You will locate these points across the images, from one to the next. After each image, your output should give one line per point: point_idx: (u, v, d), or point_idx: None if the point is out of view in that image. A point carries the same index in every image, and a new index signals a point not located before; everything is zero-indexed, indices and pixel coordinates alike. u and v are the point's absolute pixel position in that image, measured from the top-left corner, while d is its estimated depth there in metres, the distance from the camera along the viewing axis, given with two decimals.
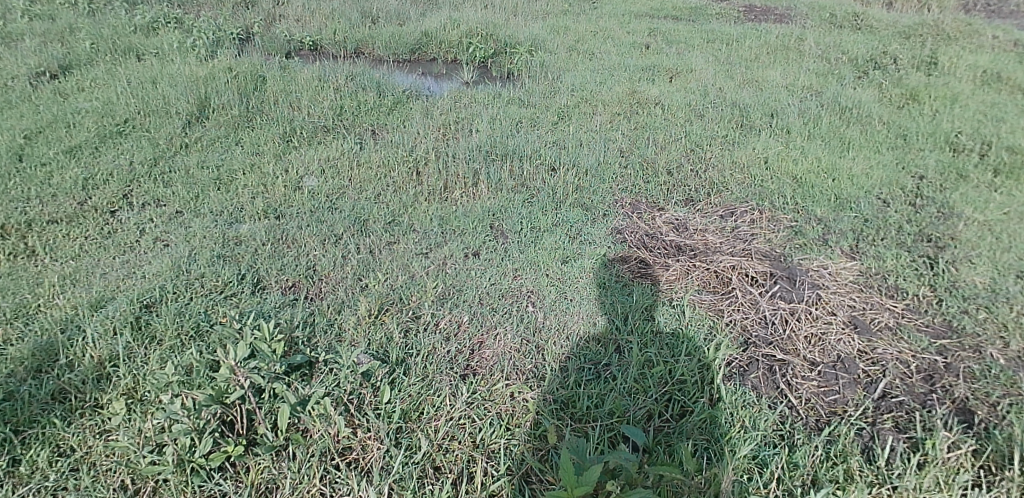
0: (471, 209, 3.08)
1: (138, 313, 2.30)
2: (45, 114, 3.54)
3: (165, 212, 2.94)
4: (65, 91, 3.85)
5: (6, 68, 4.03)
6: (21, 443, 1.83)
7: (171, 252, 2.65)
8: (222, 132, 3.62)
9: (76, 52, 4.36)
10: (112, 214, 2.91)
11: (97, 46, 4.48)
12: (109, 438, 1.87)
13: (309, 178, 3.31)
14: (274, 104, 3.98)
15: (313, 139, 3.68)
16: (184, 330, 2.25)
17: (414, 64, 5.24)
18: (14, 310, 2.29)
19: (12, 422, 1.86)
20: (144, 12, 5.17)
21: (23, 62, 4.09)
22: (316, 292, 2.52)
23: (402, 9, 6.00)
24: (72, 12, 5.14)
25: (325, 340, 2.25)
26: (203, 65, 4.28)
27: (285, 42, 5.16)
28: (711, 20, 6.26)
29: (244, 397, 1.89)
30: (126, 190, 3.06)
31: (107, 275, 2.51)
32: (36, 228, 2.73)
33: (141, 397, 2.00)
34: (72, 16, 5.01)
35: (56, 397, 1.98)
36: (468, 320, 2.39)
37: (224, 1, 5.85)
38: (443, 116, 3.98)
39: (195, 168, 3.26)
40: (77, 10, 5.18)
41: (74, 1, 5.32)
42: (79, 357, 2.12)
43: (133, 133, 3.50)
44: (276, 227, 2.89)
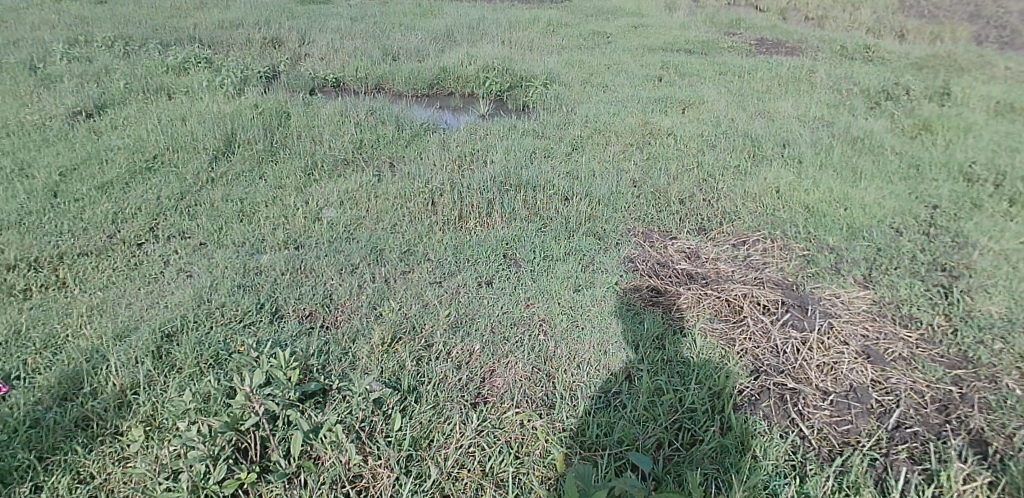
0: (484, 239, 3.11)
1: (159, 342, 2.43)
2: (80, 151, 3.70)
3: (190, 244, 3.04)
4: (99, 129, 4.02)
5: (45, 107, 4.22)
6: (44, 469, 1.93)
7: (194, 283, 2.76)
8: (247, 166, 3.74)
9: (111, 91, 4.56)
10: (139, 246, 3.02)
11: (131, 85, 4.68)
12: (126, 466, 1.97)
13: (328, 209, 3.39)
14: (297, 139, 4.10)
15: (334, 171, 3.78)
16: (203, 358, 2.36)
17: (432, 99, 5.35)
18: (43, 341, 2.40)
19: (36, 449, 1.98)
20: (176, 53, 5.39)
21: (61, 102, 4.28)
22: (331, 321, 2.59)
23: (423, 45, 6.18)
24: (109, 54, 5.37)
25: (339, 369, 2.32)
26: (231, 103, 4.45)
27: (310, 79, 5.31)
28: (723, 54, 6.32)
29: (259, 424, 1.96)
30: (153, 223, 3.18)
31: (132, 306, 2.62)
32: (67, 261, 2.85)
33: (159, 424, 2.12)
34: (108, 58, 5.25)
35: (78, 425, 2.09)
36: (478, 349, 2.41)
37: (253, 42, 6.09)
38: (459, 149, 4.06)
39: (220, 202, 3.37)
40: (112, 52, 5.41)
41: (110, 44, 5.57)
42: (101, 385, 2.23)
43: (162, 169, 3.63)
44: (294, 258, 2.97)
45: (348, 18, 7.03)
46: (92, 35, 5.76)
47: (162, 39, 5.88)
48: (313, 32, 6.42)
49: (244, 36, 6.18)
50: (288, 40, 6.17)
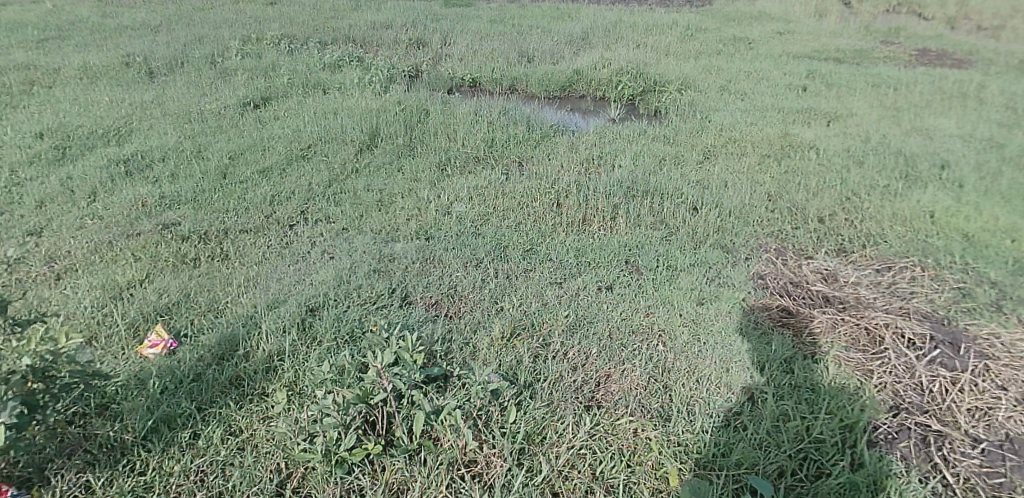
0: (607, 243, 3.11)
1: (304, 316, 2.69)
2: (248, 138, 4.15)
3: (334, 228, 3.32)
4: (264, 119, 4.48)
5: (222, 97, 4.76)
6: (202, 419, 2.26)
7: (336, 264, 3.02)
8: (388, 159, 4.00)
9: (276, 85, 5.06)
10: (291, 227, 3.34)
11: (292, 80, 5.15)
12: (270, 424, 2.25)
13: (458, 204, 3.55)
14: (433, 135, 4.32)
15: (465, 168, 3.94)
16: (341, 334, 2.59)
17: (564, 101, 5.41)
18: (209, 304, 2.76)
19: (197, 401, 2.31)
20: (332, 52, 5.87)
21: (235, 94, 4.81)
22: (454, 311, 2.73)
23: (558, 48, 6.25)
24: (276, 51, 5.95)
25: (460, 357, 2.43)
26: (377, 99, 4.77)
27: (448, 79, 5.56)
28: (878, 63, 5.82)
29: (386, 400, 2.11)
30: (304, 207, 3.50)
31: (282, 280, 2.92)
32: (231, 236, 3.22)
33: (299, 390, 2.37)
34: (274, 55, 5.82)
35: (232, 383, 2.40)
36: (595, 352, 2.43)
37: (399, 43, 6.48)
38: (587, 151, 4.07)
39: (362, 191, 3.64)
40: (279, 50, 5.99)
41: (277, 42, 6.17)
42: (253, 349, 2.53)
43: (314, 158, 3.98)
44: (425, 248, 3.14)
45: (487, 21, 7.26)
46: (263, 34, 6.41)
47: (321, 39, 6.42)
48: (455, 34, 6.71)
49: (391, 37, 6.60)
50: (431, 42, 6.50)
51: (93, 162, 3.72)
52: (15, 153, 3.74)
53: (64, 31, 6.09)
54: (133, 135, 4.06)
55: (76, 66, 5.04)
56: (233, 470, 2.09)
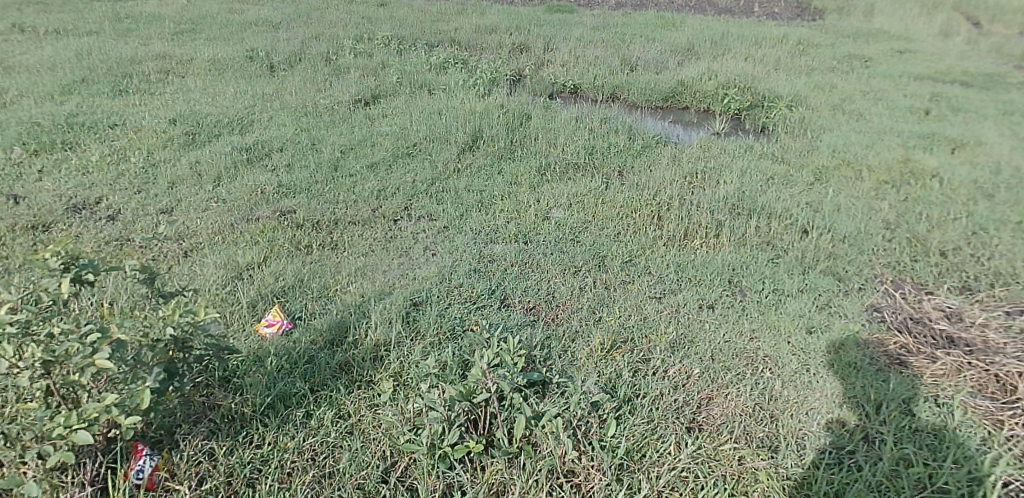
0: (710, 260, 3.06)
1: (408, 309, 2.85)
2: (358, 134, 4.33)
3: (435, 226, 3.45)
4: (373, 116, 4.66)
5: (335, 93, 4.99)
6: (314, 400, 2.42)
7: (437, 261, 3.16)
8: (489, 161, 4.08)
9: (385, 84, 5.25)
10: (394, 222, 3.50)
11: (401, 81, 5.33)
12: (376, 412, 2.38)
13: (556, 210, 3.58)
14: (533, 140, 4.37)
15: (565, 175, 3.96)
16: (442, 330, 2.73)
17: (666, 112, 5.35)
18: (320, 291, 2.96)
19: (311, 382, 2.48)
20: (438, 54, 6.03)
21: (348, 90, 5.03)
22: (551, 317, 2.76)
23: (661, 58, 6.17)
24: (385, 51, 6.18)
25: (558, 364, 2.46)
26: (481, 102, 4.87)
27: (550, 85, 5.60)
28: (1012, 89, 5.42)
29: (488, 401, 2.17)
30: (407, 203, 3.64)
31: (386, 273, 3.09)
32: (340, 227, 3.42)
33: (403, 381, 2.51)
34: (384, 54, 6.05)
35: (342, 368, 2.57)
36: (696, 373, 2.40)
37: (502, 47, 6.58)
38: (691, 165, 4.00)
39: (463, 191, 3.74)
40: (389, 50, 6.22)
41: (387, 43, 6.41)
42: (361, 338, 2.70)
43: (419, 156, 4.11)
44: (523, 252, 3.21)
45: (591, 28, 7.26)
46: (374, 34, 6.68)
47: (428, 41, 6.61)
48: (558, 39, 6.73)
49: (496, 41, 6.70)
50: (534, 47, 6.56)
51: (219, 148, 4.00)
52: (152, 137, 4.07)
53: (197, 25, 6.57)
54: (255, 126, 4.34)
55: (207, 58, 5.43)
56: (343, 452, 2.22)
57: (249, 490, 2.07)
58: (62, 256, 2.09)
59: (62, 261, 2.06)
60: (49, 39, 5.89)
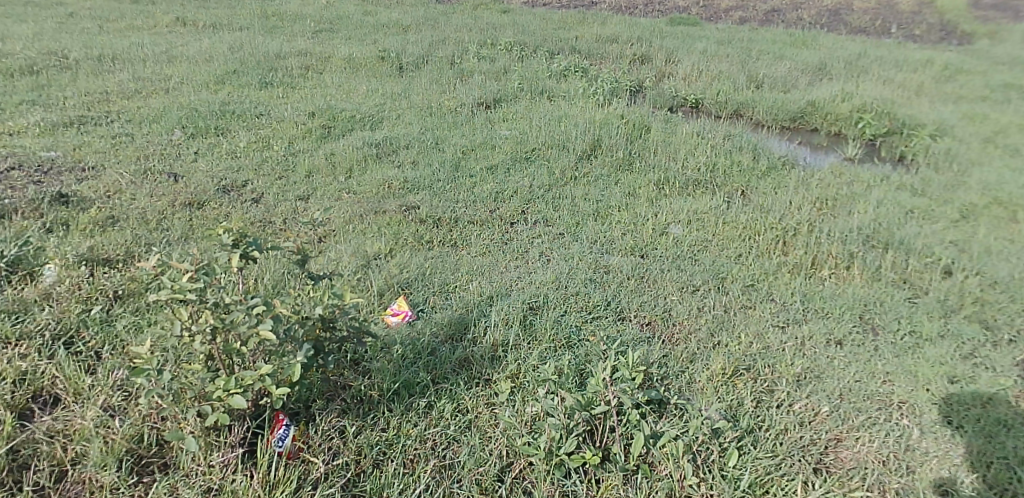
0: (841, 293, 3.03)
1: (526, 313, 2.94)
2: (478, 136, 4.53)
3: (552, 232, 3.56)
4: (495, 120, 4.86)
5: (460, 95, 5.24)
6: (435, 392, 2.53)
7: (554, 267, 3.26)
8: (607, 172, 4.17)
9: (507, 88, 5.48)
10: (511, 225, 3.65)
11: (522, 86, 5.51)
12: (493, 411, 2.47)
13: (675, 226, 3.62)
14: (653, 153, 4.42)
15: (684, 190, 3.99)
16: (559, 337, 2.80)
17: (794, 133, 5.30)
18: (441, 286, 3.13)
19: (432, 374, 2.61)
20: (559, 62, 6.14)
21: (471, 93, 5.26)
22: (669, 336, 2.80)
23: (791, 77, 6.05)
24: (508, 57, 6.37)
25: (676, 385, 2.48)
26: (602, 111, 4.98)
27: (671, 97, 5.62)
28: None
29: (608, 413, 2.20)
30: (524, 207, 3.79)
31: (504, 274, 3.23)
32: (459, 226, 3.60)
33: (520, 384, 2.59)
34: (506, 59, 6.27)
35: (462, 364, 2.69)
36: (825, 410, 2.36)
37: (623, 56, 6.63)
38: (822, 191, 3.94)
39: (581, 200, 3.84)
40: (510, 57, 6.38)
41: (510, 47, 6.60)
42: (480, 336, 2.82)
43: (538, 161, 4.26)
44: (640, 266, 3.24)
45: (715, 43, 7.23)
46: (497, 39, 6.94)
47: (549, 47, 6.74)
48: (680, 52, 6.71)
49: (617, 51, 6.74)
50: (655, 58, 6.58)
51: (351, 143, 4.37)
52: (291, 127, 4.56)
53: (335, 31, 7.18)
54: (382, 123, 4.74)
55: (342, 64, 5.92)
56: (461, 446, 2.31)
57: (377, 470, 2.20)
58: (232, 232, 2.32)
59: (233, 237, 2.29)
60: (216, 43, 6.68)
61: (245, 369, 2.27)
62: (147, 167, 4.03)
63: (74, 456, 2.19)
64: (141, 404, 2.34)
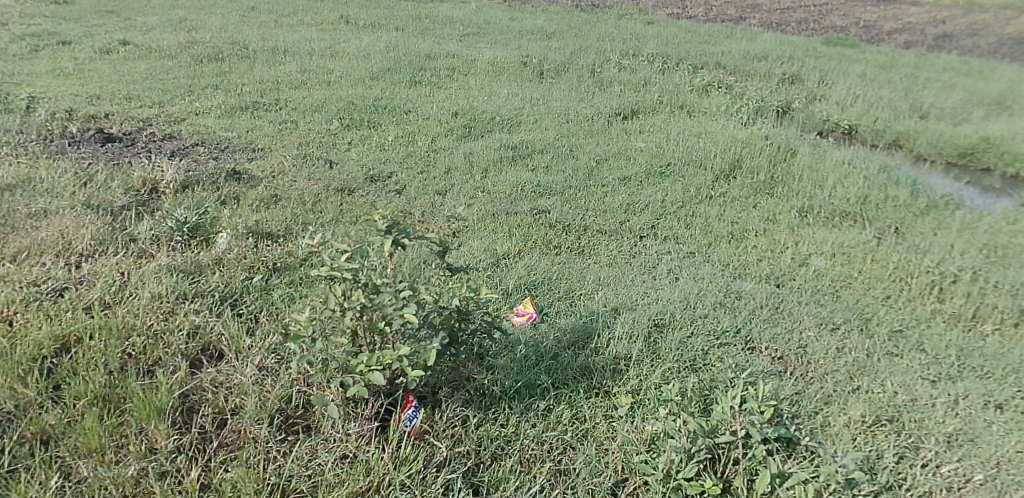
0: (1006, 351, 2.83)
1: (651, 330, 2.92)
2: (612, 148, 4.86)
3: (682, 250, 3.60)
4: (630, 130, 5.30)
5: (599, 108, 5.67)
6: (555, 397, 2.56)
7: (683, 287, 3.23)
8: (745, 194, 4.26)
9: (647, 103, 5.87)
10: (641, 238, 3.74)
11: (662, 100, 5.92)
12: (611, 423, 2.46)
13: (816, 257, 3.55)
14: (798, 178, 4.43)
15: (829, 221, 3.97)
16: (683, 359, 2.75)
17: (962, 170, 5.12)
18: (567, 292, 3.19)
19: (553, 378, 2.64)
20: (704, 75, 6.48)
21: (610, 104, 5.74)
22: (802, 373, 2.68)
23: (962, 110, 5.92)
24: (656, 74, 6.68)
25: (808, 425, 2.35)
26: (745, 131, 5.16)
27: (822, 122, 5.70)
28: None
29: (732, 443, 2.13)
30: (654, 222, 3.91)
31: (631, 288, 3.24)
32: (588, 234, 3.74)
33: (640, 400, 2.56)
34: (651, 75, 6.62)
35: (582, 372, 2.69)
36: (978, 478, 2.16)
37: (772, 75, 6.64)
38: (991, 236, 3.75)
39: (715, 220, 3.91)
40: (654, 68, 6.89)
41: (661, 66, 6.92)
42: (602, 346, 2.82)
43: (671, 177, 4.47)
44: (775, 296, 3.18)
45: (877, 67, 7.12)
46: (643, 53, 7.33)
47: (693, 63, 7.06)
48: (835, 74, 6.65)
49: (766, 69, 6.80)
50: (808, 79, 6.57)
51: (491, 144, 4.88)
52: (435, 125, 5.22)
53: (478, 48, 7.77)
54: (520, 127, 5.33)
55: (485, 80, 6.50)
56: (577, 454, 2.32)
57: (494, 464, 2.24)
58: (386, 219, 2.42)
59: (387, 224, 2.39)
60: (377, 49, 7.41)
61: (385, 349, 2.33)
62: (306, 153, 4.59)
63: (233, 407, 2.32)
64: (289, 370, 2.47)
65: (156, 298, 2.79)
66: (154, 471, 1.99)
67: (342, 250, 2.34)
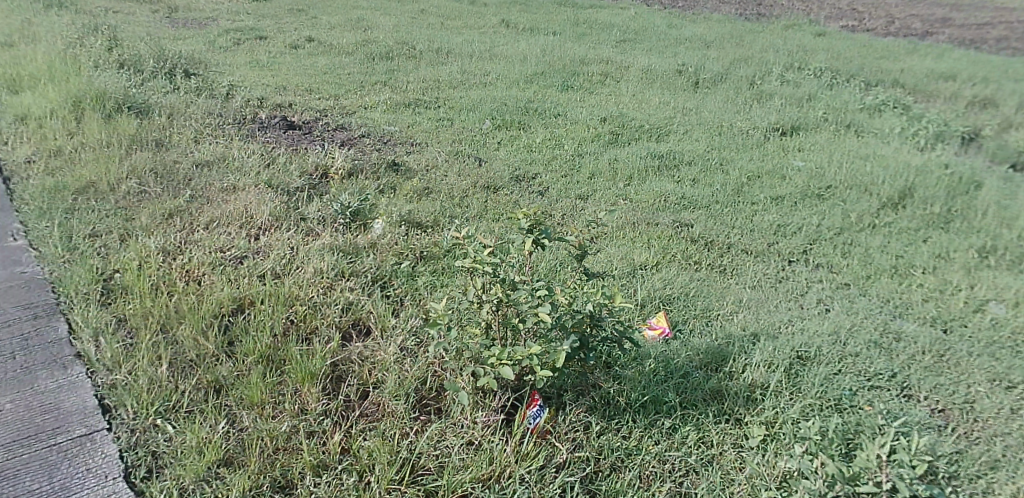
0: None
1: (792, 361, 2.74)
2: (764, 165, 4.63)
3: (835, 280, 3.36)
4: (787, 147, 5.00)
5: (753, 122, 5.41)
6: (681, 416, 2.50)
7: (833, 320, 3.01)
8: (915, 225, 3.87)
9: (808, 118, 5.51)
10: (789, 262, 3.54)
11: (826, 117, 5.52)
12: (739, 453, 2.35)
13: (996, 304, 3.16)
14: (982, 214, 4.00)
15: (1016, 265, 3.51)
16: (827, 396, 2.56)
17: None
18: (703, 310, 3.10)
19: (681, 397, 2.57)
20: (876, 94, 6.01)
21: (766, 119, 5.46)
22: (967, 431, 2.39)
23: None
24: (821, 88, 6.28)
25: (970, 490, 2.09)
26: (921, 156, 4.75)
27: (1019, 152, 5.00)
28: None
29: (876, 494, 1.95)
30: (807, 246, 3.66)
31: (774, 314, 3.08)
32: (732, 252, 3.61)
33: (774, 432, 2.42)
34: (815, 89, 6.24)
35: (713, 395, 2.59)
36: None
37: (958, 99, 6.08)
38: None
39: (877, 251, 3.59)
40: (819, 82, 6.46)
41: (826, 79, 6.52)
42: (738, 371, 2.69)
43: (829, 200, 4.15)
44: (941, 342, 2.86)
45: None
46: (807, 66, 6.92)
47: (865, 79, 6.51)
48: None
49: (952, 90, 6.23)
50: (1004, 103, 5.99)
51: (637, 152, 4.85)
52: (583, 130, 5.28)
53: (631, 54, 7.74)
54: (669, 135, 5.24)
55: (636, 86, 6.46)
56: (699, 479, 2.24)
57: (613, 474, 2.22)
58: (529, 218, 2.48)
59: (530, 223, 2.44)
60: (531, 53, 7.63)
61: (515, 345, 2.39)
62: (458, 150, 4.85)
63: (374, 381, 2.48)
64: (426, 353, 2.61)
65: (317, 273, 3.10)
66: (304, 430, 2.16)
67: (485, 243, 2.41)
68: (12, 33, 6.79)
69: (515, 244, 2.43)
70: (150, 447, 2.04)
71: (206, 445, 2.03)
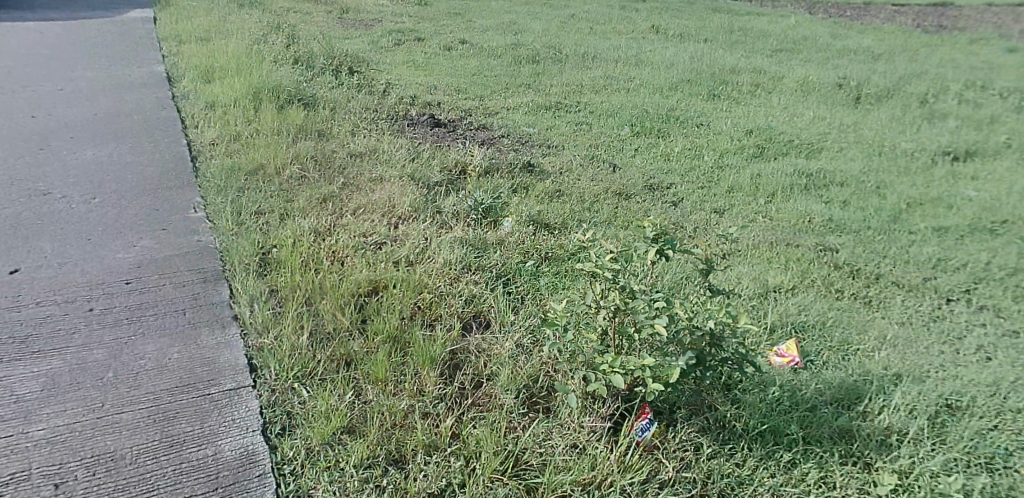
0: None
1: (939, 409, 2.50)
2: (931, 191, 4.36)
3: (1001, 325, 3.03)
4: (958, 173, 4.67)
5: (920, 145, 5.11)
6: (802, 452, 2.31)
7: (991, 370, 2.71)
8: None
9: (986, 145, 5.15)
10: (946, 301, 3.24)
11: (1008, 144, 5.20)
12: None
13: None
14: None
15: None
16: (977, 452, 2.30)
17: None
18: (839, 342, 2.90)
19: (805, 431, 2.39)
20: None
21: (936, 142, 5.14)
22: None
23: None
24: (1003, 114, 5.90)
25: None
26: None
27: None
28: None
29: None
30: (971, 283, 3.37)
31: (921, 356, 2.82)
32: (880, 283, 3.36)
33: (910, 487, 2.16)
34: (994, 111, 5.92)
35: (841, 434, 2.39)
36: None
37: None
38: None
39: None
40: (1004, 105, 6.13)
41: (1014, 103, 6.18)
42: (873, 412, 2.48)
43: (1004, 234, 3.88)
44: None
45: None
46: (989, 87, 6.53)
47: None
48: None
49: None
50: None
51: (783, 168, 4.63)
52: (725, 143, 5.08)
53: (788, 64, 7.34)
54: (821, 153, 4.94)
55: (788, 99, 6.14)
56: None
57: None
58: (655, 227, 2.45)
59: (656, 232, 2.41)
60: (677, 61, 7.48)
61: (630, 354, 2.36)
62: (595, 155, 4.89)
63: (488, 372, 2.56)
64: (541, 353, 2.67)
65: (446, 263, 3.29)
66: (420, 410, 2.26)
67: (608, 249, 2.42)
68: (213, 29, 7.83)
69: (639, 251, 2.41)
70: (287, 407, 2.24)
71: (332, 412, 2.19)
